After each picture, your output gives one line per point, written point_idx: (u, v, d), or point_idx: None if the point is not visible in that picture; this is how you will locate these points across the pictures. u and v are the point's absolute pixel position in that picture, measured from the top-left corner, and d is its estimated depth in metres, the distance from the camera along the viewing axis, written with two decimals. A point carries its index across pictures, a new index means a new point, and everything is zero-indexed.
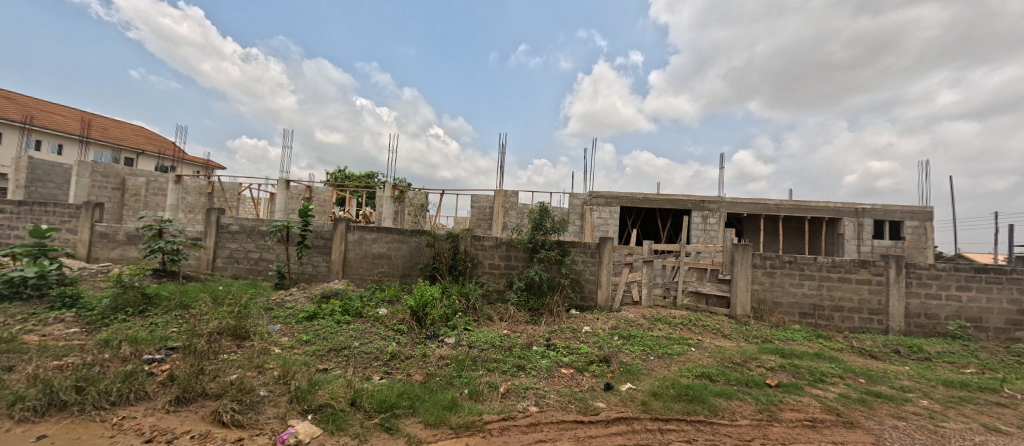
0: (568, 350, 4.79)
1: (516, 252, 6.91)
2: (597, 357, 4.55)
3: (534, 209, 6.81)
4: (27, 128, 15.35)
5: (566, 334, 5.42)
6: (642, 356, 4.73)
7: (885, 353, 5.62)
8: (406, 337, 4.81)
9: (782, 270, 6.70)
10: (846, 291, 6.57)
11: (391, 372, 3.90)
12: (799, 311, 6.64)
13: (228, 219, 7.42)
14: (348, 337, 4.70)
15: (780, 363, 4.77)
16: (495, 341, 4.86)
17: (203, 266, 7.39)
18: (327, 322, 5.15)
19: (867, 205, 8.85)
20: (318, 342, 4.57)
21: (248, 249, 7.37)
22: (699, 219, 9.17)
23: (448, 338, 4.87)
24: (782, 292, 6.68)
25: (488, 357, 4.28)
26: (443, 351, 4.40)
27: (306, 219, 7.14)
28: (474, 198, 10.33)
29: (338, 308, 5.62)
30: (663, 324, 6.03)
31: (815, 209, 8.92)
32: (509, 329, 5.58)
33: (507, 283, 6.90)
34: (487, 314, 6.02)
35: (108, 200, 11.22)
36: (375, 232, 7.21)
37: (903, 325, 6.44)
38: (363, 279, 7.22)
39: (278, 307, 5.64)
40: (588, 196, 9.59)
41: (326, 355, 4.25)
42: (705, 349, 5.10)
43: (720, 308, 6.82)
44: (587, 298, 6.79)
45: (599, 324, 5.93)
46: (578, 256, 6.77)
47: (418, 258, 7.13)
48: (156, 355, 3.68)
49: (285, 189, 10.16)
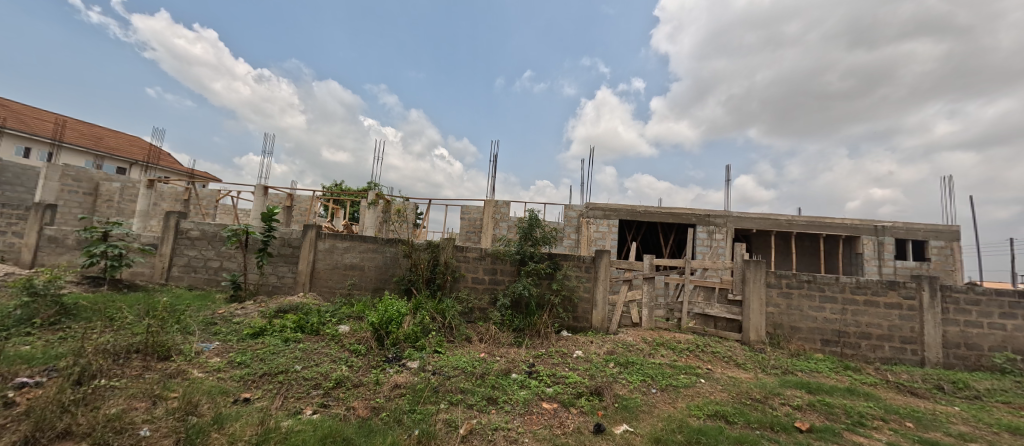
0: (554, 379, 4.00)
1: (502, 265, 6.20)
2: (587, 389, 3.76)
3: (523, 217, 6.12)
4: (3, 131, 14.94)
5: (553, 359, 4.66)
6: (642, 389, 3.95)
7: (927, 390, 4.82)
8: (362, 360, 4.05)
9: (800, 290, 5.94)
10: (874, 316, 5.79)
11: (329, 405, 3.14)
12: (821, 337, 5.84)
13: (189, 223, 6.75)
14: (290, 359, 3.94)
15: (808, 400, 3.97)
16: (467, 366, 4.10)
17: (157, 276, 6.68)
18: (272, 340, 4.40)
19: (887, 223, 8.14)
20: (252, 364, 3.82)
21: (207, 257, 6.68)
22: (704, 234, 8.46)
23: (411, 362, 4.10)
24: (801, 316, 5.91)
25: (453, 387, 3.51)
26: (401, 378, 3.64)
27: (270, 224, 6.42)
28: (464, 209, 9.67)
29: (291, 324, 4.87)
30: (666, 349, 5.26)
31: (831, 226, 8.23)
32: (487, 353, 4.80)
33: (491, 299, 6.14)
34: (464, 334, 5.27)
35: (78, 205, 10.60)
36: (348, 241, 6.52)
37: (942, 357, 5.62)
38: (331, 292, 6.49)
39: (223, 322, 4.92)
40: (585, 208, 8.93)
41: (256, 381, 3.49)
42: (717, 382, 4.30)
43: (731, 333, 6.02)
44: (581, 318, 6.03)
45: (592, 348, 5.16)
46: (571, 271, 6.05)
47: (393, 270, 6.42)
48: (32, 379, 2.94)
49: (263, 195, 9.53)
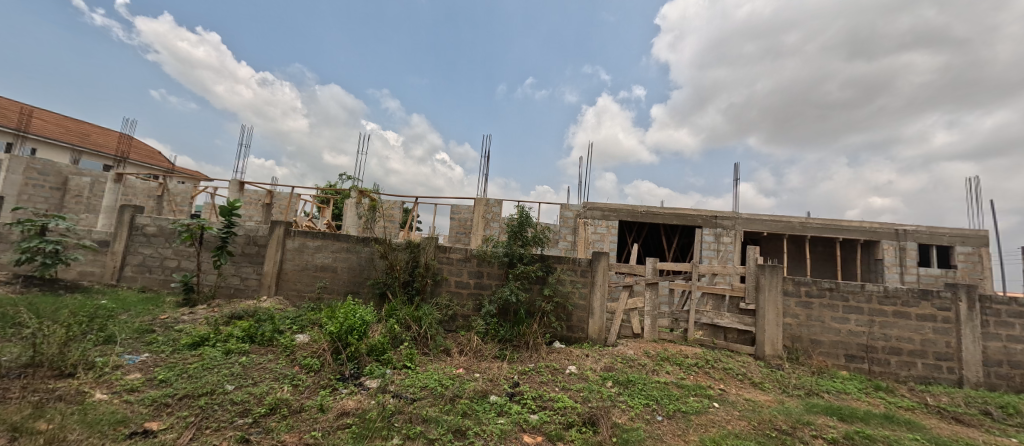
0: (539, 403, 3.35)
1: (489, 268, 5.54)
2: (579, 418, 3.09)
3: (513, 214, 5.44)
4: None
5: (542, 377, 4.02)
6: (645, 416, 3.30)
7: (974, 416, 4.15)
8: (312, 378, 3.40)
9: (821, 299, 5.30)
10: (904, 330, 5.14)
11: (252, 441, 2.49)
12: (845, 353, 5.19)
13: (145, 218, 6.12)
14: (223, 376, 3.29)
15: (844, 431, 3.31)
16: (437, 386, 3.45)
17: (107, 276, 6.05)
18: (210, 352, 3.74)
19: (909, 226, 7.52)
20: (176, 383, 3.17)
21: (164, 256, 6.04)
22: (710, 238, 7.83)
23: (371, 382, 3.44)
24: (822, 328, 5.26)
25: (414, 415, 2.85)
26: (352, 402, 2.99)
27: (231, 219, 5.77)
28: (454, 209, 9.03)
29: (238, 332, 4.20)
30: (671, 365, 4.61)
31: (847, 230, 7.61)
32: (466, 368, 4.15)
33: (476, 306, 5.48)
34: (442, 346, 4.62)
35: (44, 200, 9.96)
36: (319, 240, 5.88)
37: (983, 377, 4.96)
38: (299, 295, 5.84)
39: (162, 329, 4.28)
40: (583, 208, 8.31)
41: (170, 406, 2.84)
42: (733, 406, 3.65)
43: (743, 346, 5.36)
44: (575, 327, 5.37)
45: (587, 363, 4.51)
46: (565, 274, 5.39)
47: (368, 272, 5.76)
48: None
49: (239, 190, 8.94)
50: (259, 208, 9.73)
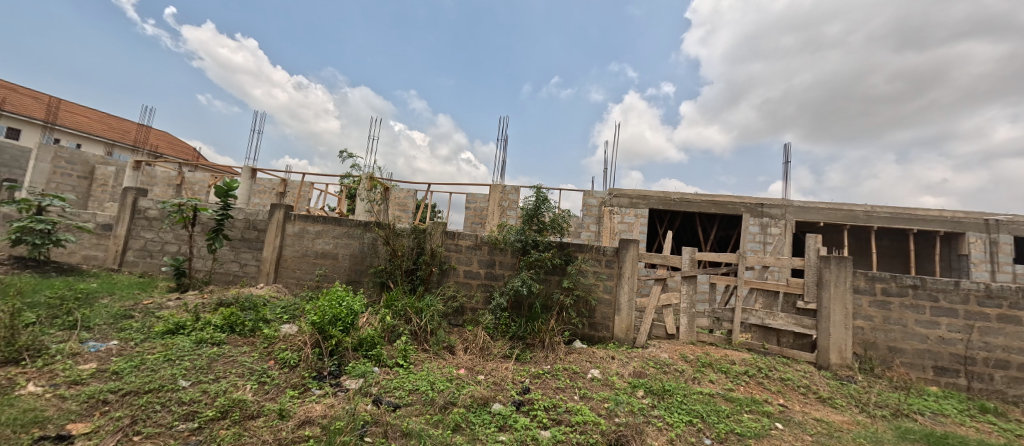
0: (553, 416, 2.69)
1: (502, 257, 4.91)
2: (603, 438, 2.41)
3: (528, 196, 4.78)
4: (47, 125, 15.63)
5: (558, 382, 3.36)
6: (689, 439, 2.58)
7: None
8: (284, 375, 2.89)
9: (902, 299, 4.37)
10: (1013, 338, 4.13)
11: None
12: (932, 364, 4.25)
13: (147, 201, 5.86)
14: (181, 370, 2.81)
15: None
16: (429, 390, 2.85)
17: (109, 261, 5.84)
18: (179, 342, 3.29)
19: (1002, 217, 6.35)
20: (128, 376, 2.72)
21: (164, 241, 5.77)
22: (755, 228, 6.93)
23: (352, 382, 2.90)
24: (903, 335, 4.34)
25: (391, 429, 2.25)
26: (320, 408, 2.44)
27: (227, 200, 5.39)
28: (469, 198, 8.48)
29: (218, 320, 3.75)
30: (716, 372, 3.84)
31: (924, 221, 6.51)
32: (469, 369, 3.54)
33: (486, 298, 4.89)
34: (444, 343, 4.03)
35: (71, 189, 10.14)
36: (320, 224, 5.43)
37: None
38: (298, 284, 5.42)
39: (141, 315, 3.89)
40: (608, 195, 7.56)
41: (108, 404, 2.36)
42: (803, 429, 2.86)
43: (802, 353, 4.49)
44: (599, 325, 4.67)
45: (614, 366, 3.81)
46: (587, 265, 4.70)
47: (370, 260, 5.25)
48: None
49: (251, 178, 8.71)
50: (271, 197, 9.49)
